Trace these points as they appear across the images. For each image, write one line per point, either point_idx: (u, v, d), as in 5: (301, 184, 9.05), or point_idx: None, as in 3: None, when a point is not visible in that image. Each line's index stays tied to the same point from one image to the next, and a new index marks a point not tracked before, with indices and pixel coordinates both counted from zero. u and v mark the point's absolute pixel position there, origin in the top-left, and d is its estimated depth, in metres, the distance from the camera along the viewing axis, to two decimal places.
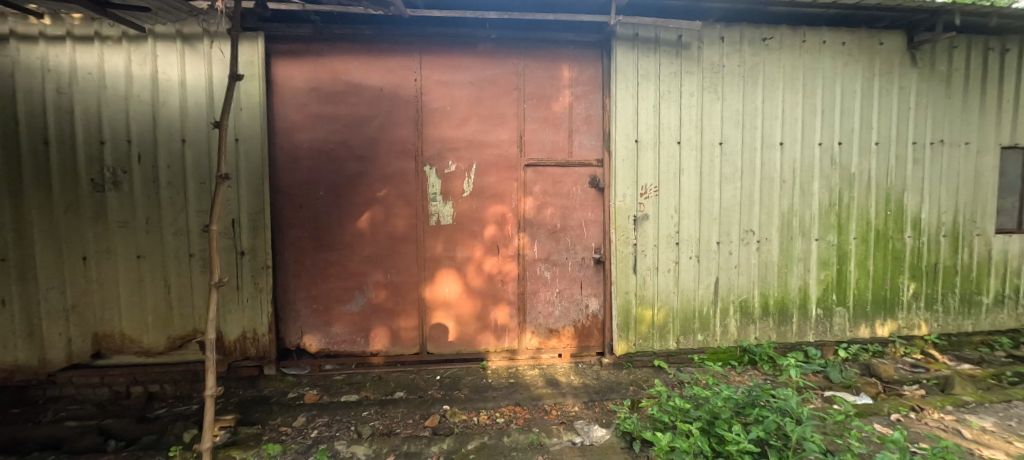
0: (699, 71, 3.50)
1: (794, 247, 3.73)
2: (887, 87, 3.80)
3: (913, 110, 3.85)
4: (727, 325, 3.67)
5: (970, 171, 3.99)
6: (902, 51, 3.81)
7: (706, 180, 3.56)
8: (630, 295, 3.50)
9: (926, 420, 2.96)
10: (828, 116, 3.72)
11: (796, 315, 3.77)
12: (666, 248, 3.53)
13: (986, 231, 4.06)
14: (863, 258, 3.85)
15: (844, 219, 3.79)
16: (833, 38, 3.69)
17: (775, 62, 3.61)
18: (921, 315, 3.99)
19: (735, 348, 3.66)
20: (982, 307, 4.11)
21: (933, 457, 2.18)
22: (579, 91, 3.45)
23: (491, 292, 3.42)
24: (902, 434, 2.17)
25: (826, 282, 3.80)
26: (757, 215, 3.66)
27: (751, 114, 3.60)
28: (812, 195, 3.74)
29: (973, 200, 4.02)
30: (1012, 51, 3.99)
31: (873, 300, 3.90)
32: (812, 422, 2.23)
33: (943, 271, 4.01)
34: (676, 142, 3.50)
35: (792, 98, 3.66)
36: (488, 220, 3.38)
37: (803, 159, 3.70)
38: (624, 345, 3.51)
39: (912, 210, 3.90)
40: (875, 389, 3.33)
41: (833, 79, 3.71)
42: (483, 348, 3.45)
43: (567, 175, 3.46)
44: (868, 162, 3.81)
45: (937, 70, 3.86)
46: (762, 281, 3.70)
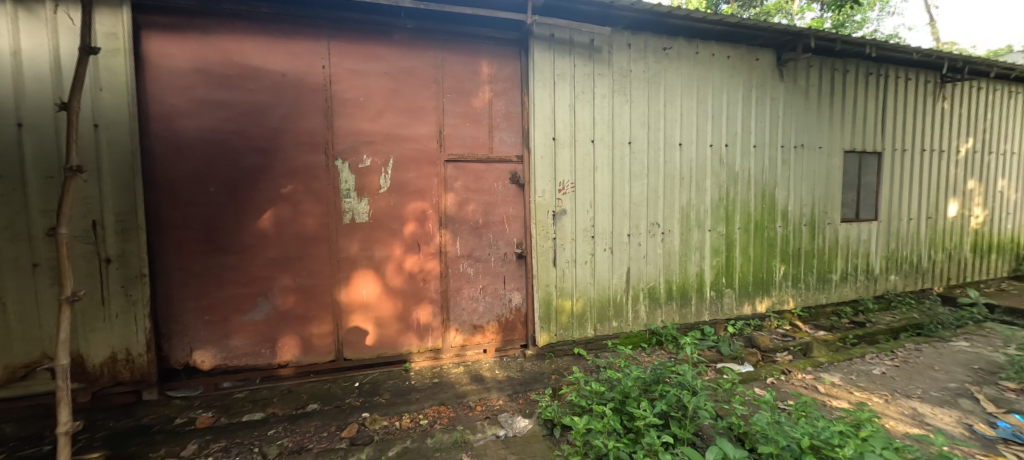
0: (610, 75, 3.71)
1: (692, 237, 4.13)
2: (762, 97, 4.36)
3: (781, 118, 4.47)
4: (638, 310, 3.96)
5: (823, 170, 4.74)
6: (773, 67, 4.39)
7: (617, 177, 3.79)
8: (551, 287, 3.62)
9: (793, 381, 3.48)
10: (717, 120, 4.17)
11: (694, 298, 4.19)
12: (583, 241, 3.70)
13: (835, 221, 4.87)
14: (745, 246, 4.39)
15: (731, 212, 4.29)
16: (721, 52, 4.14)
17: (674, 70, 3.95)
18: (789, 291, 4.67)
19: (645, 331, 3.96)
20: (834, 283, 4.93)
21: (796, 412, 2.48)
22: (499, 87, 3.46)
23: (413, 292, 3.30)
24: (772, 394, 2.48)
25: (718, 268, 4.28)
26: (661, 209, 3.99)
27: (655, 117, 3.90)
28: (705, 191, 4.17)
29: (825, 195, 4.79)
30: (852, 72, 4.81)
31: (754, 281, 4.47)
32: (705, 392, 2.48)
33: (805, 255, 4.73)
34: (591, 141, 3.68)
35: (688, 104, 4.04)
36: (408, 217, 3.26)
37: (698, 158, 4.11)
38: (546, 336, 3.63)
39: (781, 203, 4.54)
40: (755, 358, 3.84)
41: (721, 88, 4.16)
42: (405, 350, 3.32)
43: (488, 171, 3.46)
44: (749, 161, 4.35)
45: (799, 84, 4.52)
46: (666, 269, 4.05)
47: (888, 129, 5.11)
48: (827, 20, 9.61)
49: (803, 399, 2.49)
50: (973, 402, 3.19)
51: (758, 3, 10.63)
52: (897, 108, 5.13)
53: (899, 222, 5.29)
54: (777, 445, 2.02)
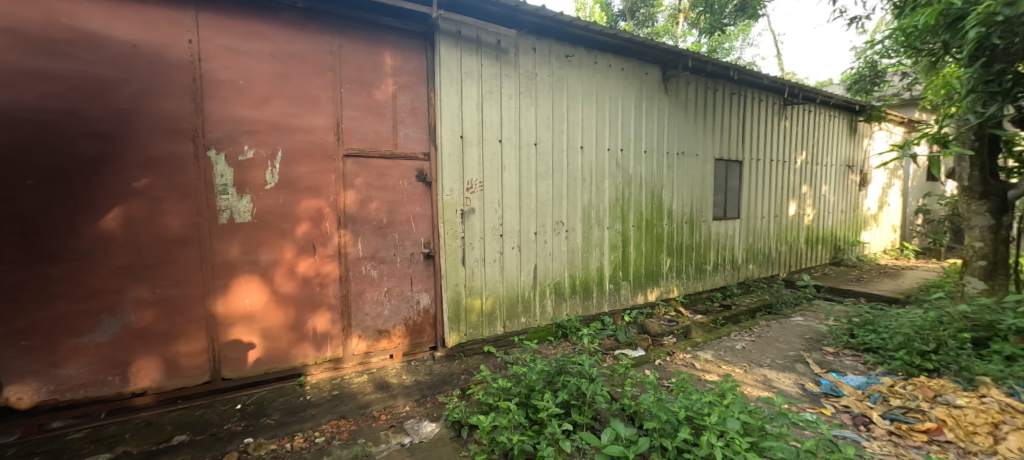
0: (516, 76, 3.77)
1: (593, 235, 4.40)
2: (651, 107, 4.80)
3: (666, 128, 4.97)
4: (545, 305, 4.10)
5: (699, 175, 5.38)
6: (660, 81, 4.86)
7: (524, 176, 3.87)
8: (460, 287, 3.57)
9: (676, 360, 3.91)
10: (613, 126, 4.49)
11: (595, 291, 4.46)
12: (492, 240, 3.71)
13: (709, 219, 5.57)
14: (638, 242, 4.80)
15: (626, 211, 4.66)
16: (616, 64, 4.46)
17: (576, 77, 4.15)
18: (674, 281, 5.22)
19: (552, 325, 4.12)
20: (708, 272, 5.63)
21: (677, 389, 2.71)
22: (403, 80, 3.31)
23: (308, 298, 3.01)
24: (655, 376, 2.72)
25: (615, 262, 4.61)
26: (565, 208, 4.18)
27: (559, 120, 4.07)
28: (604, 191, 4.46)
29: (701, 196, 5.44)
30: (721, 90, 5.54)
31: (646, 274, 4.91)
32: (601, 378, 2.64)
33: (686, 248, 5.33)
34: (498, 140, 3.70)
35: (589, 109, 4.28)
36: (300, 216, 2.96)
37: (597, 161, 4.38)
38: (456, 336, 3.58)
39: (667, 203, 5.05)
40: (647, 343, 4.22)
41: (616, 97, 4.49)
42: (300, 363, 3.02)
43: (392, 168, 3.29)
44: (640, 165, 4.75)
45: (680, 98, 5.07)
46: (571, 264, 4.25)
47: (748, 141, 5.98)
48: (704, 45, 10.97)
49: (682, 376, 2.73)
50: (806, 365, 3.88)
51: (650, 23, 11.77)
52: (754, 124, 6.04)
53: (756, 219, 6.24)
54: (662, 419, 2.18)
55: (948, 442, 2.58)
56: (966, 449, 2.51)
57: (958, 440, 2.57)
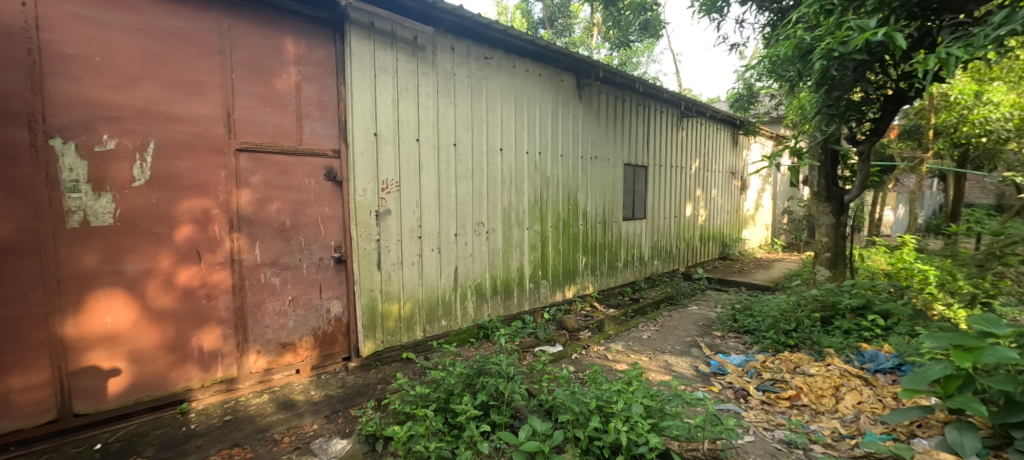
0: (434, 75, 3.67)
1: (513, 235, 4.44)
2: (566, 113, 4.99)
3: (581, 133, 5.21)
4: (466, 307, 4.04)
5: (610, 178, 5.72)
6: (574, 89, 5.07)
7: (443, 177, 3.78)
8: (375, 292, 3.37)
9: (591, 353, 4.12)
10: (531, 130, 4.58)
11: (516, 291, 4.51)
12: (410, 243, 3.57)
13: (619, 219, 5.95)
14: (556, 242, 4.96)
15: (544, 212, 4.79)
16: (534, 69, 4.56)
17: (494, 79, 4.16)
18: (589, 278, 5.48)
19: (473, 327, 4.08)
20: (619, 269, 6.00)
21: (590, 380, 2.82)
22: (308, 71, 3.05)
23: (192, 312, 2.62)
24: (567, 371, 2.82)
25: (535, 262, 4.71)
26: (486, 209, 4.16)
27: (479, 122, 4.05)
28: (523, 193, 4.53)
29: (612, 198, 5.79)
30: (628, 100, 5.95)
31: (564, 272, 5.09)
32: (519, 377, 2.67)
33: (600, 247, 5.63)
34: (415, 139, 3.57)
35: (508, 112, 4.32)
36: (181, 218, 2.57)
37: (516, 163, 4.44)
38: (372, 344, 3.37)
39: (582, 204, 5.30)
40: (565, 338, 4.39)
41: (534, 101, 4.59)
42: (182, 388, 2.62)
43: (296, 165, 3.01)
44: (557, 168, 4.92)
45: (593, 106, 5.35)
46: (491, 265, 4.25)
47: (651, 148, 6.51)
48: (615, 58, 11.74)
49: (595, 367, 2.87)
50: (700, 349, 4.31)
51: (568, 33, 12.31)
52: (657, 133, 6.59)
53: (659, 220, 6.80)
54: (575, 411, 2.24)
55: (805, 406, 3.02)
56: (817, 410, 2.94)
57: (812, 403, 3.01)
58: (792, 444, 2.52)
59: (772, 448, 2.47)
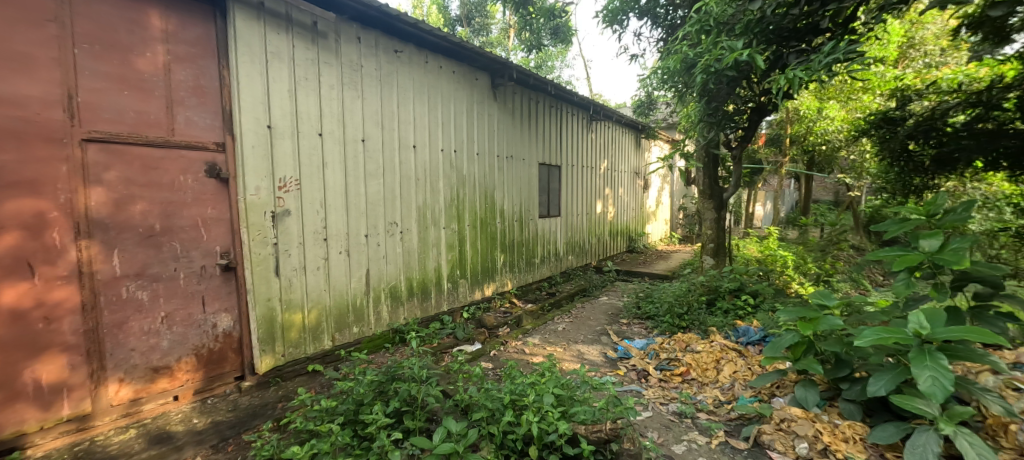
0: (338, 65, 3.42)
1: (429, 235, 4.33)
2: (481, 112, 4.98)
3: (496, 132, 5.23)
4: (380, 311, 3.85)
5: (526, 177, 5.84)
6: (489, 88, 5.08)
7: (350, 175, 3.54)
8: (274, 301, 3.06)
9: (509, 348, 4.20)
10: (446, 128, 4.50)
11: (433, 291, 4.41)
12: (314, 246, 3.29)
13: (535, 217, 6.11)
14: (473, 240, 4.94)
15: (461, 211, 4.74)
16: (447, 66, 4.48)
17: (406, 74, 4.01)
18: (508, 274, 5.55)
19: (389, 331, 3.91)
20: (536, 265, 6.17)
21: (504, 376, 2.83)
22: (180, 50, 2.66)
23: (24, 339, 2.15)
24: (480, 368, 2.80)
25: (453, 261, 4.64)
26: (399, 208, 4.00)
27: (389, 117, 3.87)
28: (438, 191, 4.43)
29: (528, 196, 5.92)
30: (541, 102, 6.13)
31: (482, 270, 5.09)
32: (432, 379, 2.59)
33: (518, 244, 5.73)
34: (317, 134, 3.30)
35: (421, 109, 4.19)
36: (3, 224, 2.09)
37: (431, 161, 4.32)
38: (270, 359, 3.06)
39: (499, 203, 5.35)
40: (484, 336, 4.41)
41: (448, 98, 4.50)
42: (12, 432, 2.14)
43: (167, 160, 2.61)
44: (473, 166, 4.89)
45: (507, 106, 5.41)
46: (407, 266, 4.10)
47: (564, 149, 6.79)
48: (530, 61, 12.08)
49: (509, 362, 2.90)
50: (608, 336, 4.60)
51: (485, 33, 12.33)
52: (568, 134, 6.88)
53: (572, 217, 7.13)
54: (488, 407, 2.24)
55: (694, 379, 3.37)
56: (702, 381, 3.31)
57: (699, 376, 3.38)
58: (683, 414, 2.79)
59: (667, 420, 2.72)
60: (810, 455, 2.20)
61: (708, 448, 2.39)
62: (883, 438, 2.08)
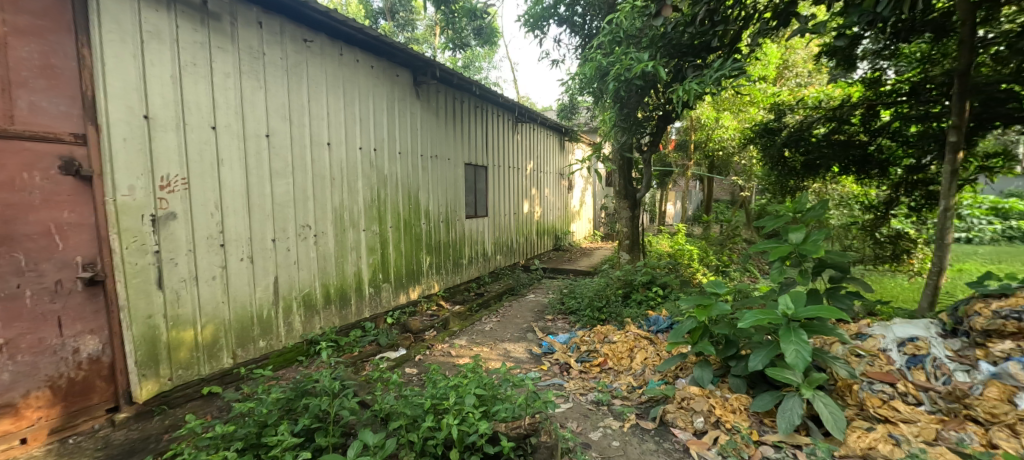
0: (234, 51, 3.09)
1: (347, 238, 4.08)
2: (403, 110, 4.80)
3: (419, 131, 5.09)
4: (291, 321, 3.56)
5: (451, 178, 5.76)
6: (411, 86, 4.91)
7: (252, 173, 3.23)
8: (157, 318, 2.68)
9: (434, 352, 4.15)
10: (365, 125, 4.27)
11: (353, 298, 4.17)
12: (208, 253, 2.94)
13: (462, 218, 6.06)
14: (397, 242, 4.75)
15: (383, 212, 4.54)
16: (365, 60, 4.25)
17: (317, 66, 3.74)
18: (434, 277, 5.42)
19: (301, 343, 3.62)
20: (464, 266, 6.11)
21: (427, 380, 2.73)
22: (22, 21, 2.21)
23: None
24: (397, 375, 2.64)
25: (374, 265, 4.43)
26: (312, 210, 3.72)
27: (298, 111, 3.58)
28: (357, 192, 4.19)
29: (454, 197, 5.85)
30: (466, 102, 6.08)
31: (407, 273, 4.92)
32: (347, 391, 2.43)
33: (444, 245, 5.63)
34: (210, 127, 2.95)
35: (335, 103, 3.93)
36: None
37: (348, 159, 4.08)
38: (153, 384, 2.67)
39: (424, 203, 5.21)
40: (408, 342, 4.29)
41: (366, 94, 4.28)
42: None
43: (4, 154, 2.17)
44: (395, 166, 4.71)
45: (431, 104, 5.29)
46: (322, 272, 3.83)
47: (490, 150, 6.80)
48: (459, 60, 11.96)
49: (432, 366, 2.81)
50: (534, 332, 4.71)
51: (411, 28, 11.88)
52: (494, 135, 6.91)
53: (500, 217, 7.18)
54: (406, 414, 2.17)
55: (610, 368, 3.58)
56: (618, 369, 3.52)
57: (615, 365, 3.59)
58: (600, 402, 2.94)
59: (585, 409, 2.85)
60: (706, 428, 2.45)
61: (621, 432, 2.55)
62: (761, 406, 2.38)
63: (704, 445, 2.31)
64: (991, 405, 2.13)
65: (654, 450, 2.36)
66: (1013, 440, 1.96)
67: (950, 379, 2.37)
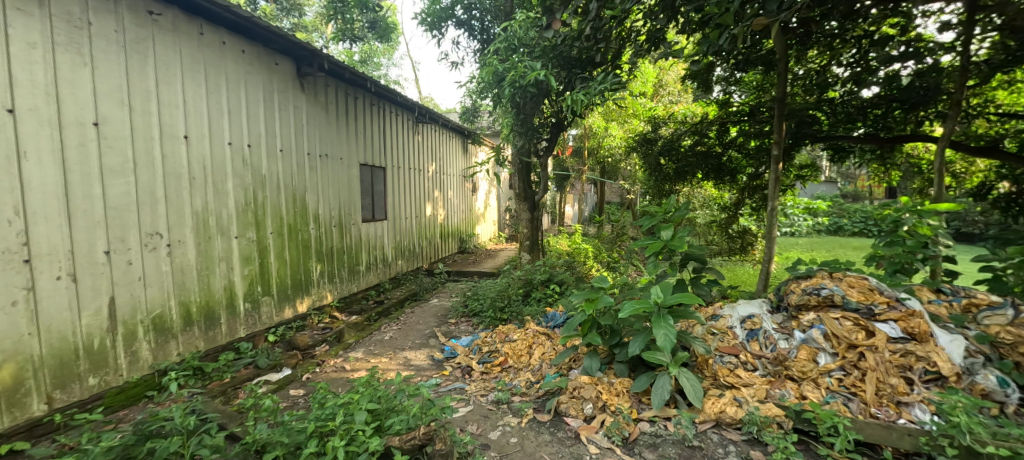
0: (44, 17, 2.50)
1: (212, 247, 3.55)
2: (284, 102, 4.34)
3: (305, 127, 4.65)
4: (137, 349, 2.98)
5: (344, 179, 5.37)
6: (293, 76, 4.46)
7: (74, 170, 2.64)
8: None
9: (325, 369, 3.85)
10: (234, 117, 3.76)
11: (223, 316, 3.64)
12: (3, 272, 2.32)
13: (358, 222, 5.68)
14: (279, 250, 4.28)
15: (260, 217, 4.04)
16: (234, 43, 3.75)
17: (167, 45, 3.19)
18: (326, 286, 5.00)
19: (151, 376, 3.06)
20: (361, 273, 5.73)
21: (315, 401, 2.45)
22: None
23: None
24: (274, 400, 2.32)
25: (250, 277, 3.93)
26: (163, 214, 3.16)
27: (142, 97, 3.02)
28: (225, 193, 3.68)
29: (348, 200, 5.46)
30: (360, 98, 5.72)
31: (292, 284, 4.45)
32: (208, 425, 2.09)
33: (337, 252, 5.22)
34: (7, 110, 2.34)
35: (194, 90, 3.40)
36: None
37: (212, 156, 3.55)
38: None
39: (311, 207, 4.77)
40: (295, 360, 3.90)
41: (236, 82, 3.78)
42: None
43: None
44: (275, 165, 4.23)
45: (318, 98, 4.86)
46: (179, 288, 3.28)
47: (388, 150, 6.50)
48: (355, 54, 11.14)
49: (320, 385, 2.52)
50: (437, 338, 4.61)
51: (296, 14, 10.34)
52: (392, 135, 6.62)
53: (400, 220, 6.89)
54: (283, 443, 1.95)
55: (511, 367, 3.66)
56: (518, 367, 3.61)
57: (515, 363, 3.68)
58: (500, 401, 2.99)
59: (485, 410, 2.87)
60: (594, 412, 2.64)
61: (519, 428, 2.62)
62: (639, 386, 2.64)
63: (593, 429, 2.50)
64: (802, 365, 2.66)
65: (549, 440, 2.47)
66: (816, 391, 2.51)
67: (775, 347, 2.87)
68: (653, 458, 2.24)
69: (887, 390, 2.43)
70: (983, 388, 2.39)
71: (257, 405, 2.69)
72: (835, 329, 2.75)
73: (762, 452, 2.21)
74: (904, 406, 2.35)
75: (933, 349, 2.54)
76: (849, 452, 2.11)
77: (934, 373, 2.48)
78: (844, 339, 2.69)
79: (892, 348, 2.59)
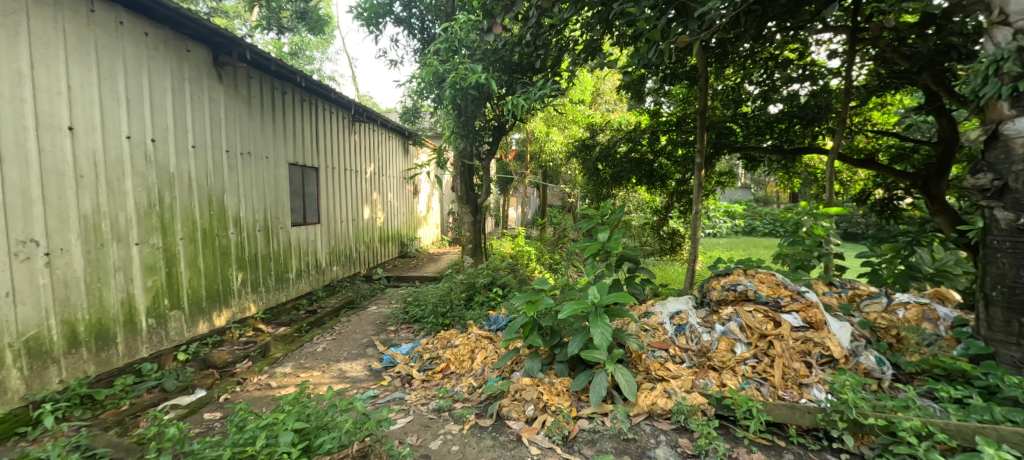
0: None
1: (106, 255, 3.12)
2: (197, 94, 3.92)
3: (223, 121, 4.24)
4: (4, 379, 2.55)
5: (269, 179, 4.97)
6: (208, 65, 4.05)
7: None
8: None
9: (247, 387, 3.53)
10: (135, 107, 3.34)
11: (121, 334, 3.20)
12: None
13: (286, 225, 5.28)
14: (191, 258, 3.85)
15: (167, 220, 3.62)
16: (135, 25, 3.34)
17: (45, 21, 2.76)
18: (249, 297, 4.58)
19: (24, 410, 2.62)
20: (291, 281, 5.33)
21: (233, 425, 2.20)
22: None
23: None
24: (179, 428, 2.05)
25: (156, 289, 3.49)
26: (40, 219, 2.73)
27: (11, 80, 2.59)
28: (123, 194, 3.25)
29: (274, 202, 5.05)
30: (289, 93, 5.33)
31: (207, 295, 4.02)
32: None
33: (262, 259, 4.81)
34: None
35: (81, 75, 2.97)
36: None
37: (106, 152, 3.13)
38: None
39: (231, 210, 4.36)
40: (210, 380, 3.54)
41: (137, 68, 3.36)
42: None
43: None
44: (186, 162, 3.81)
45: (239, 91, 4.46)
46: (61, 304, 2.84)
47: (321, 149, 6.12)
48: (284, 45, 10.34)
49: (238, 408, 2.26)
50: (375, 347, 4.40)
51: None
52: (325, 133, 6.24)
53: (335, 224, 6.51)
54: None
55: (453, 373, 3.58)
56: (460, 373, 3.54)
57: (457, 369, 3.61)
58: (441, 409, 2.91)
59: (426, 420, 2.78)
60: (535, 414, 2.65)
61: (461, 435, 2.57)
62: (578, 385, 2.70)
63: (534, 430, 2.51)
64: (722, 355, 2.87)
65: (491, 445, 2.44)
66: (734, 378, 2.72)
67: (700, 340, 3.07)
68: (592, 454, 2.30)
69: (792, 373, 2.68)
70: (866, 367, 2.72)
71: (160, 436, 2.37)
72: (748, 321, 3.01)
73: (688, 440, 2.35)
74: (805, 387, 2.61)
75: (826, 335, 2.84)
76: (762, 433, 2.31)
77: (828, 356, 2.76)
78: (756, 330, 2.95)
79: (795, 336, 2.86)
